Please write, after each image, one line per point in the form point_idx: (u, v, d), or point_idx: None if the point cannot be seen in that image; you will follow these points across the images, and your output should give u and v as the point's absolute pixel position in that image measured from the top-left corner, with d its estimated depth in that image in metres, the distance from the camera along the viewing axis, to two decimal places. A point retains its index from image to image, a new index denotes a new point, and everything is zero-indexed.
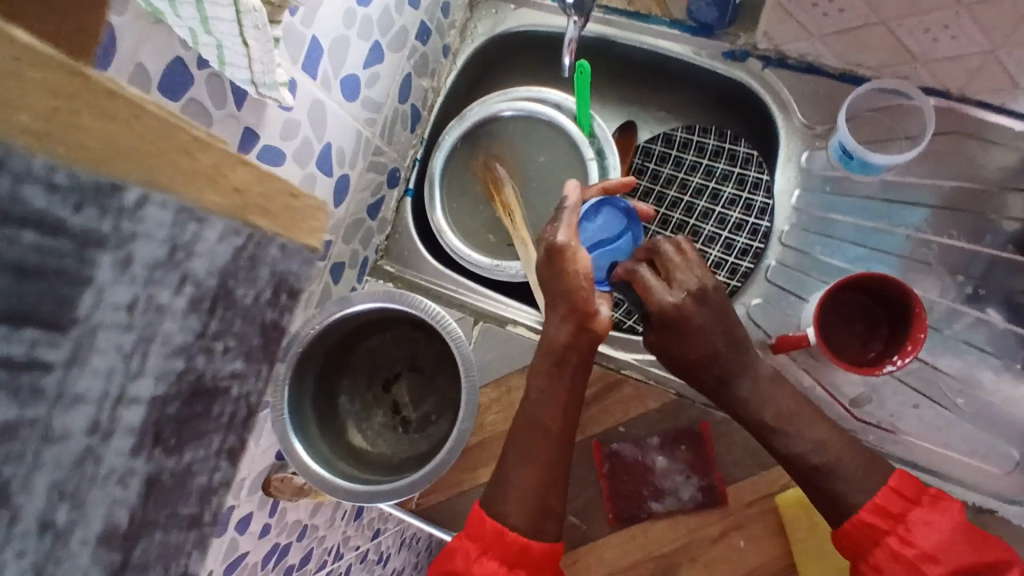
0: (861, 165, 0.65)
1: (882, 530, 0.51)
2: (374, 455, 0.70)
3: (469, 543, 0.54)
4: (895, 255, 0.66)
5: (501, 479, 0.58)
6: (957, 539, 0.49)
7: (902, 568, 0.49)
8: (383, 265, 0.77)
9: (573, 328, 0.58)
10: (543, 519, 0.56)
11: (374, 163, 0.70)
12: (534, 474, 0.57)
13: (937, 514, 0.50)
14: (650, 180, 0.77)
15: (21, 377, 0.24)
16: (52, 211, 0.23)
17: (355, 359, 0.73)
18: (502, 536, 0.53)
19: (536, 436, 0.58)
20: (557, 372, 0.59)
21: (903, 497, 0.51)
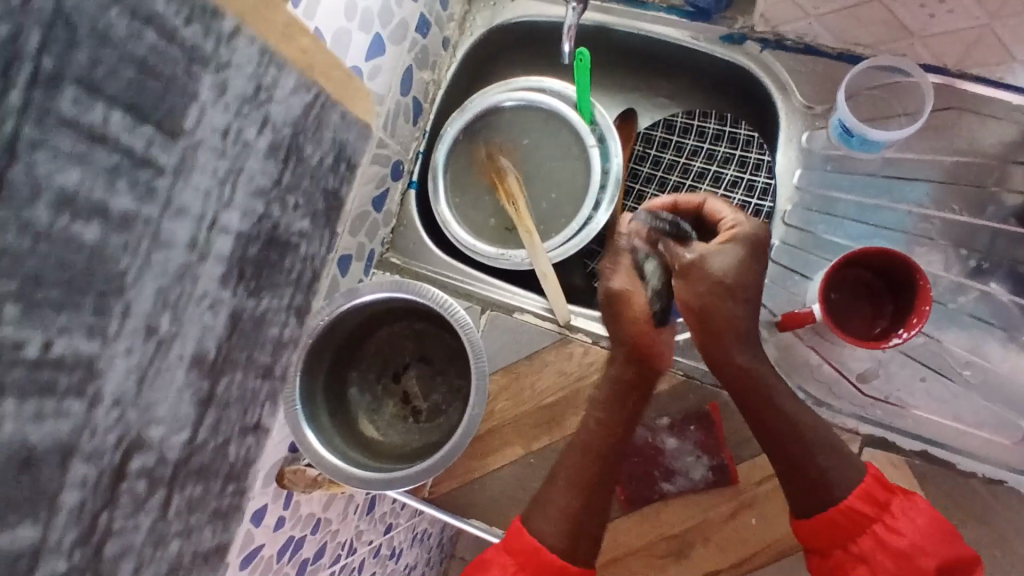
0: (862, 142, 0.65)
1: (869, 518, 0.51)
2: (386, 445, 0.71)
3: (505, 555, 0.54)
4: (898, 230, 0.67)
5: (540, 497, 0.58)
6: (933, 528, 0.50)
7: (890, 559, 0.50)
8: (389, 257, 0.77)
9: (635, 367, 0.60)
10: (580, 538, 0.55)
11: (378, 155, 0.70)
12: (577, 494, 0.57)
13: (915, 506, 0.51)
14: (652, 166, 0.77)
15: (136, 169, 0.25)
16: (165, 14, 0.24)
17: (364, 351, 0.74)
18: (539, 555, 0.54)
19: (584, 461, 0.58)
20: (612, 401, 0.60)
21: (881, 485, 0.52)
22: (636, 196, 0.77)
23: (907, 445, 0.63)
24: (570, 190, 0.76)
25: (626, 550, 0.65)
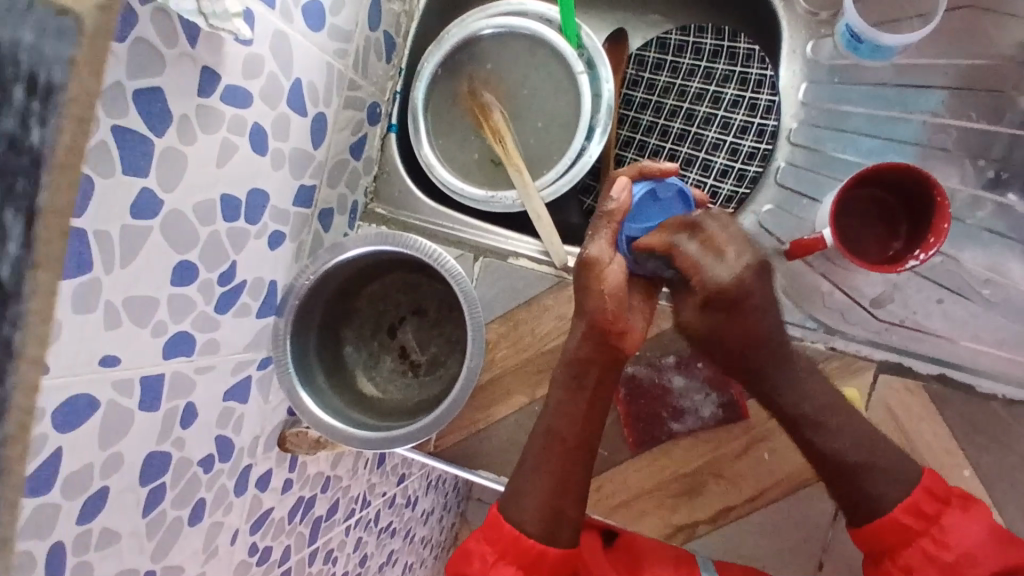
0: (872, 48, 0.60)
1: (915, 531, 0.50)
2: (387, 400, 0.69)
3: (484, 547, 0.55)
4: (911, 144, 0.62)
5: (515, 484, 0.57)
6: (985, 547, 0.48)
7: (936, 570, 0.49)
8: (374, 208, 0.74)
9: (593, 344, 0.56)
10: (558, 523, 0.56)
11: (351, 99, 0.66)
12: (549, 488, 0.56)
13: (972, 518, 0.49)
14: (647, 91, 0.72)
15: None
16: None
17: (357, 307, 0.71)
18: (519, 543, 0.54)
19: (550, 447, 0.57)
20: (577, 385, 0.57)
21: (936, 500, 0.50)
22: (631, 123, 0.72)
23: (925, 368, 0.61)
24: (560, 122, 0.72)
25: (637, 491, 0.64)
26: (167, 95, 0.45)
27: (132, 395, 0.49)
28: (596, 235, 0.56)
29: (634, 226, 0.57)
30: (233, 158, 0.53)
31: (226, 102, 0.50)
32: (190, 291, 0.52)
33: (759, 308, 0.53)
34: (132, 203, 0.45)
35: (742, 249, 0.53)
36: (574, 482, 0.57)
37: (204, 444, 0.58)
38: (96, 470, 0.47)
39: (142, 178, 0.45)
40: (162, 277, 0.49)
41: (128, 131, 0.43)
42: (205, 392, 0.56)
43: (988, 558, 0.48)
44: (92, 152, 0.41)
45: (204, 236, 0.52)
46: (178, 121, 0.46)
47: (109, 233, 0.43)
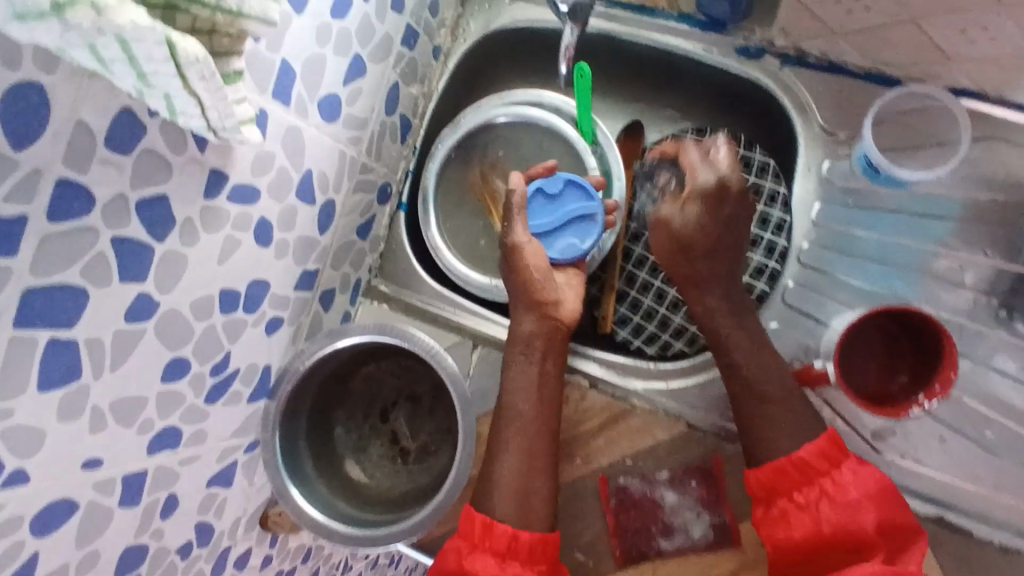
0: (888, 179, 0.59)
1: (818, 472, 0.53)
2: (373, 488, 0.68)
3: (458, 541, 0.56)
4: (919, 273, 0.61)
5: (484, 476, 0.59)
6: (872, 497, 0.52)
7: (831, 510, 0.52)
8: (377, 284, 0.73)
9: (539, 320, 0.62)
10: (530, 504, 0.57)
11: (362, 183, 0.66)
12: (516, 475, 0.57)
13: (857, 463, 0.54)
14: (659, 186, 0.72)
15: None
16: None
17: (353, 389, 0.70)
18: (491, 530, 0.55)
19: (519, 434, 0.59)
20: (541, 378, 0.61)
21: (829, 458, 0.53)
22: (642, 218, 0.74)
23: (923, 508, 0.60)
24: None
25: None
26: (172, 201, 0.45)
27: (112, 494, 0.48)
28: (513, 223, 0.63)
29: (534, 225, 0.65)
30: (235, 253, 0.52)
31: (233, 201, 0.50)
32: (180, 386, 0.51)
33: (702, 277, 0.61)
34: (128, 306, 0.44)
35: (709, 170, 0.61)
36: (545, 443, 0.59)
37: (184, 532, 0.57)
38: (68, 570, 0.46)
39: (140, 283, 0.44)
40: (151, 377, 0.48)
41: (129, 239, 0.42)
42: (186, 482, 0.55)
43: (888, 540, 0.51)
44: (89, 264, 0.40)
45: (199, 331, 0.51)
46: (181, 224, 0.46)
47: (101, 340, 0.43)
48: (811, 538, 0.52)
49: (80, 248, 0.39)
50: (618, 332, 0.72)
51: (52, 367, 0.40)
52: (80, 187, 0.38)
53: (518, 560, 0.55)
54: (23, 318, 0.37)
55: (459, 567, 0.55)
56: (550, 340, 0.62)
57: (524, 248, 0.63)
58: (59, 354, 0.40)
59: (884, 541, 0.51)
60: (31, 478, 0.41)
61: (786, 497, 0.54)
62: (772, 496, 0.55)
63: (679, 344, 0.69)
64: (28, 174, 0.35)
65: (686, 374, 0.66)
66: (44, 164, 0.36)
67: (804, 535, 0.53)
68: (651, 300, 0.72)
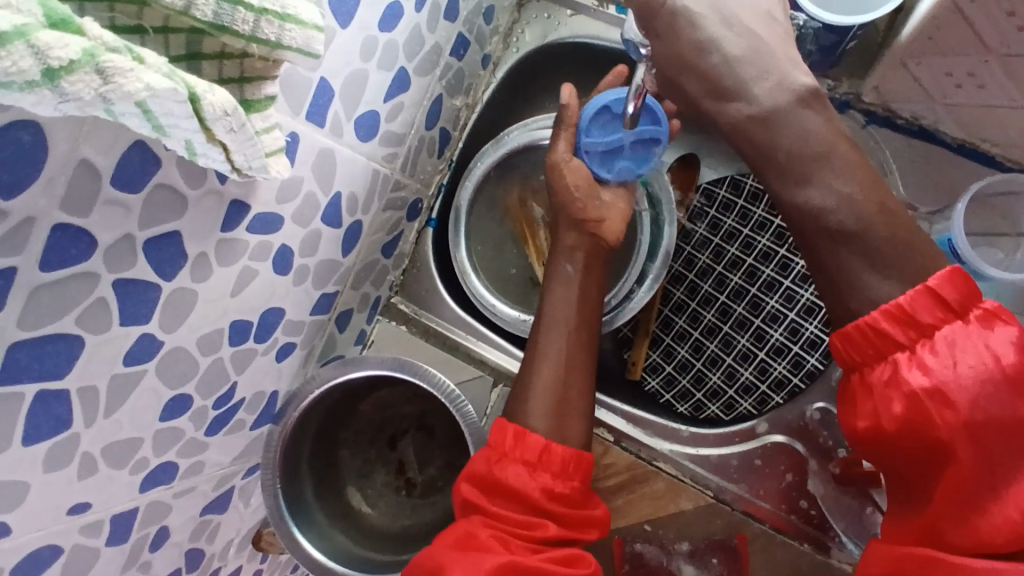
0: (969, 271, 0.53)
1: (899, 343, 0.39)
2: (373, 519, 0.64)
3: (486, 450, 0.49)
4: None
5: (523, 375, 0.54)
6: (994, 386, 0.36)
7: (897, 395, 0.39)
8: (397, 302, 0.69)
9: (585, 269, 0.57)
10: (565, 423, 0.51)
11: (393, 200, 0.61)
12: (554, 384, 0.52)
13: (993, 336, 0.37)
14: (709, 229, 0.66)
15: None
16: None
17: (361, 412, 0.66)
18: (522, 440, 0.48)
19: (571, 329, 0.54)
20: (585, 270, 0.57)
21: (942, 303, 0.39)
22: (686, 258, 0.67)
23: None
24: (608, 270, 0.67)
25: None
26: (185, 238, 0.40)
27: (99, 535, 0.45)
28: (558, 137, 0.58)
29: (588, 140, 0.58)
30: (251, 284, 0.48)
31: (253, 231, 0.45)
32: (179, 422, 0.47)
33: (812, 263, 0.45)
34: (126, 351, 0.40)
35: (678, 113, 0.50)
36: (578, 357, 0.54)
37: (174, 560, 0.54)
38: None
39: (142, 325, 0.40)
40: (150, 417, 0.44)
41: (133, 281, 0.38)
42: (180, 513, 0.52)
43: (998, 423, 0.36)
44: (86, 311, 0.36)
45: (204, 365, 0.47)
46: (193, 260, 0.42)
47: (96, 387, 0.39)
48: (877, 432, 0.40)
49: (77, 294, 0.35)
50: (647, 380, 0.68)
51: (40, 420, 0.36)
52: (81, 231, 0.34)
53: (551, 471, 0.48)
54: (9, 374, 0.34)
55: (486, 474, 0.48)
56: (589, 257, 0.58)
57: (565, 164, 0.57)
58: (49, 406, 0.37)
59: (983, 448, 0.36)
60: (12, 530, 0.38)
61: (857, 372, 0.42)
62: (854, 391, 0.42)
63: (713, 407, 0.64)
64: (20, 223, 0.31)
65: (722, 445, 0.60)
66: (39, 211, 0.31)
67: (870, 427, 0.40)
68: (686, 351, 0.66)
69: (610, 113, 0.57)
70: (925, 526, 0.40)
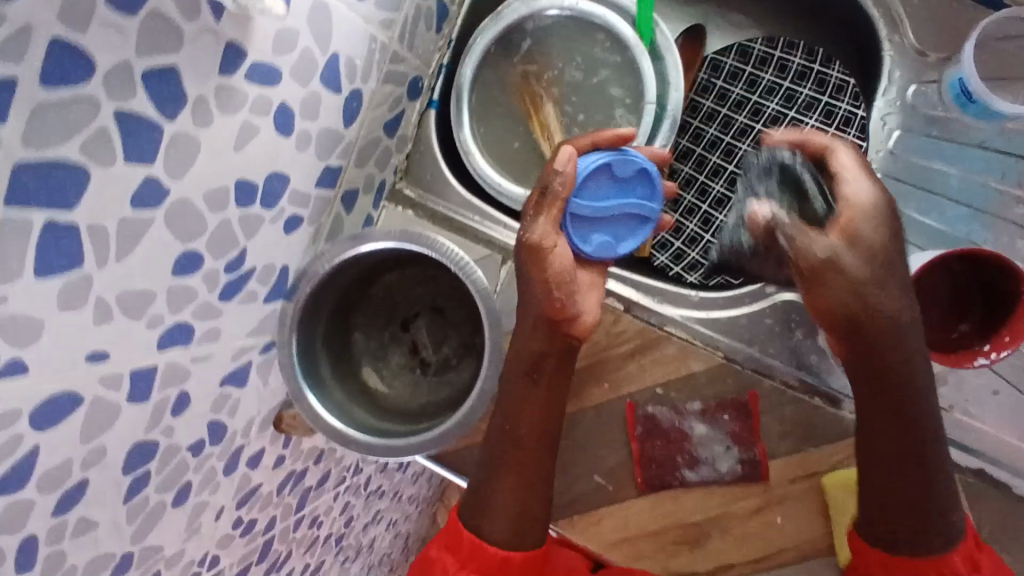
0: (981, 110, 0.53)
1: (899, 326, 0.49)
2: (391, 398, 0.66)
3: (448, 556, 0.55)
4: (1005, 216, 0.55)
5: (482, 474, 0.57)
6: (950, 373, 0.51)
7: (912, 368, 0.49)
8: (402, 188, 0.68)
9: (544, 336, 0.57)
10: (524, 527, 0.55)
11: (392, 73, 0.60)
12: (506, 487, 0.55)
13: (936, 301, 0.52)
14: (717, 100, 0.66)
15: None
16: None
17: (372, 294, 0.67)
18: (479, 550, 0.54)
19: (519, 449, 0.56)
20: (531, 379, 0.56)
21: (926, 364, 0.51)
22: (693, 133, 0.67)
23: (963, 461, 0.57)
24: None
25: (637, 531, 0.61)
26: (183, 75, 0.40)
27: (120, 388, 0.46)
28: (538, 217, 0.54)
29: (579, 203, 0.55)
30: (252, 141, 0.47)
31: (251, 80, 0.45)
32: (192, 280, 0.48)
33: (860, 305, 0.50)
34: (133, 192, 0.40)
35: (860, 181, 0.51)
36: (528, 453, 0.56)
37: (196, 430, 0.55)
38: (75, 464, 0.44)
39: (147, 165, 0.40)
40: (162, 269, 0.45)
41: (133, 116, 0.38)
42: (199, 379, 0.53)
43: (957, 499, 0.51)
44: (90, 139, 0.36)
45: (213, 223, 0.47)
46: (193, 103, 0.41)
47: (105, 226, 0.39)
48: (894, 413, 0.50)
49: (78, 119, 0.35)
50: (656, 256, 0.67)
51: (51, 252, 0.37)
52: (81, 52, 0.33)
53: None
54: (16, 196, 0.33)
55: None
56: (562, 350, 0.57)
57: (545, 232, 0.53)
58: (58, 238, 0.37)
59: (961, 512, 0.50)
60: (29, 370, 0.38)
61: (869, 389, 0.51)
62: (868, 372, 0.51)
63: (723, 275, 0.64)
64: (16, 29, 0.30)
65: (733, 307, 0.62)
66: (35, 18, 0.31)
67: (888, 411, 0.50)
68: (695, 225, 0.66)
69: (608, 174, 0.56)
70: (921, 496, 0.50)
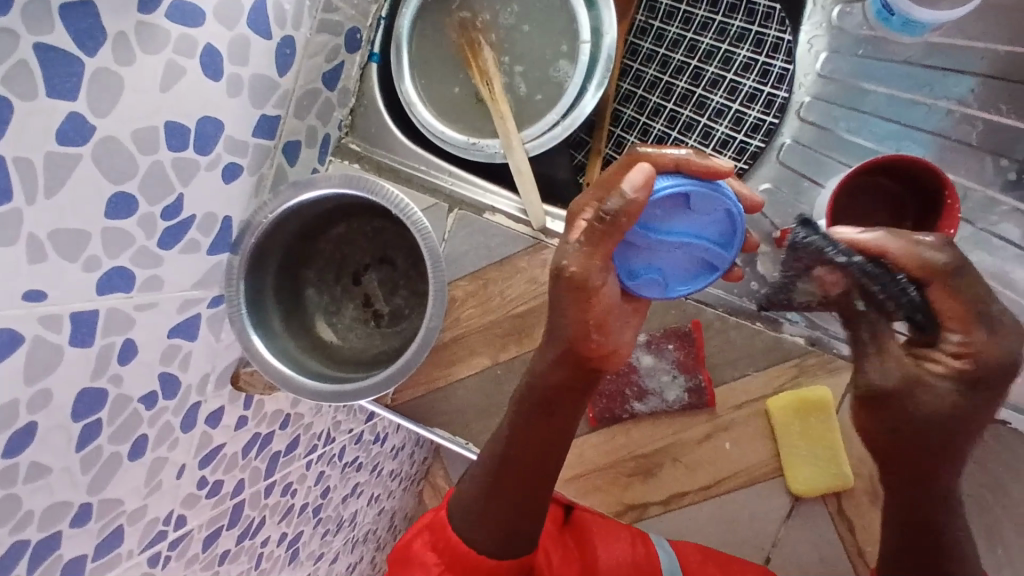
0: (903, 23, 0.54)
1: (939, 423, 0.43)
2: (345, 349, 0.67)
3: (431, 556, 0.52)
4: (931, 132, 0.56)
5: (473, 485, 0.54)
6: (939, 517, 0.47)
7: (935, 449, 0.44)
8: (348, 142, 0.69)
9: (563, 369, 0.49)
10: (514, 540, 0.52)
11: (326, 22, 0.60)
12: (498, 505, 0.51)
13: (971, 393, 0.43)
14: (655, 42, 0.66)
15: None
16: None
17: (322, 249, 0.68)
18: (468, 558, 0.51)
19: (525, 472, 0.52)
20: (547, 404, 0.51)
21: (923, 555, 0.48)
22: (634, 77, 0.67)
23: None
24: (545, 93, 0.66)
25: (589, 466, 0.63)
26: (99, 9, 0.40)
27: (62, 331, 0.46)
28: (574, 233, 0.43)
29: (641, 235, 0.46)
30: (180, 82, 0.48)
31: (172, 19, 0.45)
32: (129, 225, 0.48)
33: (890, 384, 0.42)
34: (57, 129, 0.40)
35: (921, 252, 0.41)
36: (526, 476, 0.52)
37: (147, 382, 0.56)
38: (21, 405, 0.45)
39: (70, 102, 0.41)
40: (95, 211, 0.45)
41: (53, 49, 0.38)
42: (146, 329, 0.54)
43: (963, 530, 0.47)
44: (10, 71, 0.37)
45: (145, 165, 0.48)
46: (113, 39, 0.42)
47: (32, 160, 0.39)
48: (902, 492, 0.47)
49: None
50: None
51: None
52: None
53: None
54: None
55: None
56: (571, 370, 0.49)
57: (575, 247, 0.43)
58: None
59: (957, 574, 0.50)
60: None
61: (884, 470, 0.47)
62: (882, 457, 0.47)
63: None
64: None
65: None
66: None
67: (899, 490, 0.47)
68: None
69: (686, 208, 0.46)
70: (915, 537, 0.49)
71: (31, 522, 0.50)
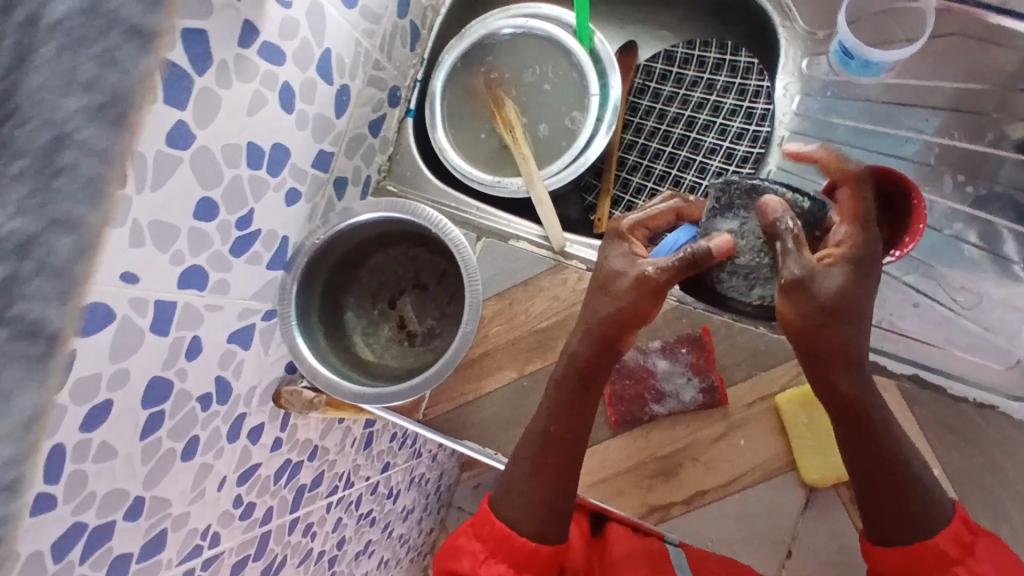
0: (862, 65, 0.65)
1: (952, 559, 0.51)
2: (381, 366, 0.72)
3: (475, 543, 0.57)
4: (896, 156, 0.67)
5: (510, 473, 0.60)
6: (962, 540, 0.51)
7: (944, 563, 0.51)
8: (386, 185, 0.78)
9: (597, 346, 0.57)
10: (550, 524, 0.57)
11: (374, 78, 0.71)
12: (539, 490, 0.58)
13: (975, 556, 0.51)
14: (652, 98, 0.78)
15: None
16: None
17: (361, 277, 0.75)
18: (510, 541, 0.56)
19: (559, 451, 0.58)
20: (581, 384, 0.59)
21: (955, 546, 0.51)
22: (635, 128, 0.78)
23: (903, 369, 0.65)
24: (566, 140, 0.76)
25: (613, 469, 0.67)
26: (211, 39, 0.50)
27: (145, 316, 0.51)
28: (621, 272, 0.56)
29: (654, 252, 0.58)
30: (261, 110, 0.57)
31: (261, 56, 0.55)
32: (208, 228, 0.55)
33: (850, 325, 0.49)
34: (168, 131, 0.49)
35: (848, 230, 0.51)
36: (560, 453, 0.58)
37: (204, 381, 0.60)
38: (103, 381, 0.49)
39: (180, 112, 0.49)
40: (185, 210, 0.52)
41: (173, 65, 0.47)
42: (209, 329, 0.59)
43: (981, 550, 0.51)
44: None
45: (227, 177, 0.55)
46: (217, 66, 0.51)
47: (144, 155, 0.47)
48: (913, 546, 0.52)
49: None
50: None
51: None
52: None
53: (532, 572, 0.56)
54: None
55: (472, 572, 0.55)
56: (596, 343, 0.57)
57: (633, 257, 0.57)
58: None
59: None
60: None
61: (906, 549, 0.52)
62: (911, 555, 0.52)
63: None
64: None
65: None
66: None
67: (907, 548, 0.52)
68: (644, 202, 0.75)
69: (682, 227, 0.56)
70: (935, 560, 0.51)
71: (91, 506, 0.51)
